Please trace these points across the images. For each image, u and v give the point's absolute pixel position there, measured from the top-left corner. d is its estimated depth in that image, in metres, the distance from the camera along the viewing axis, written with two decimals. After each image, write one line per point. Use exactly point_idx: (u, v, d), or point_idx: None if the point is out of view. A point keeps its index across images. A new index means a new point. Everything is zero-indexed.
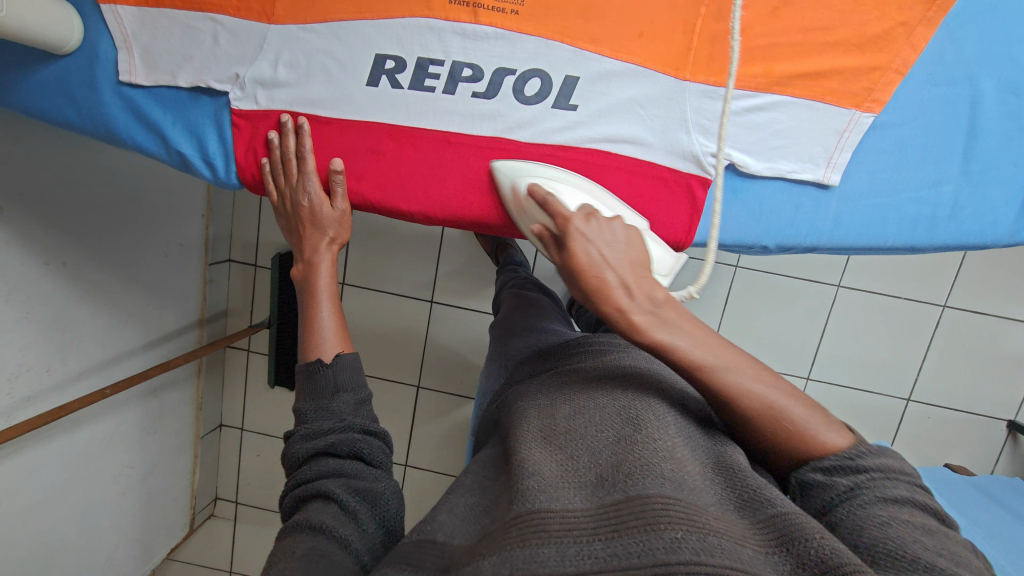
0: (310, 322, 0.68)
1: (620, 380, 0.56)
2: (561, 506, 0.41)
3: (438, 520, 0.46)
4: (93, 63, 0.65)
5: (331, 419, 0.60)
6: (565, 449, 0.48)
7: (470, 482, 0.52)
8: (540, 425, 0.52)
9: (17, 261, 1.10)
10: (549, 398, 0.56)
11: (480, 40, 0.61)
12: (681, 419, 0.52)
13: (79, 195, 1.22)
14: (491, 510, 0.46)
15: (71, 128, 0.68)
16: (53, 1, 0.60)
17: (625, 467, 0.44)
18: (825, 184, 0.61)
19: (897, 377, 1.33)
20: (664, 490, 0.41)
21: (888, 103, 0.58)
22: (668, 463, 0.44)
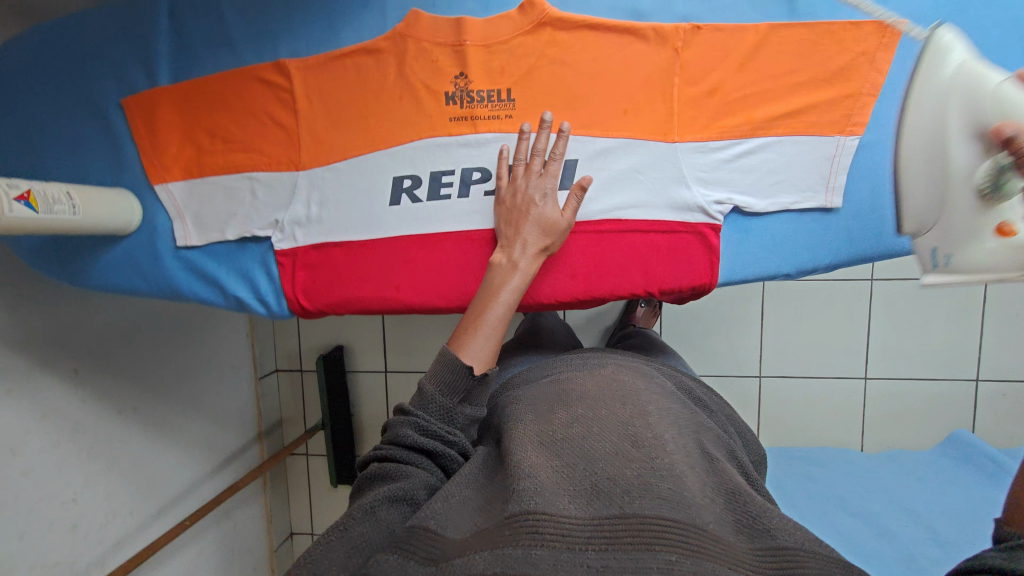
0: (473, 317, 0.64)
1: (622, 396, 0.61)
2: (556, 511, 0.44)
3: (434, 507, 0.48)
4: (153, 235, 0.74)
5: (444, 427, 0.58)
6: (562, 456, 0.52)
7: (470, 470, 0.54)
8: (540, 430, 0.55)
9: (95, 417, 1.19)
10: (550, 403, 0.60)
11: (484, 146, 0.68)
12: (679, 436, 0.56)
13: (139, 341, 1.32)
14: (486, 507, 0.49)
15: (139, 294, 0.77)
16: (114, 193, 0.70)
17: (621, 483, 0.48)
18: (830, 208, 0.64)
19: (956, 359, 1.29)
20: (661, 511, 0.44)
21: (869, 123, 0.62)
22: (666, 482, 0.47)
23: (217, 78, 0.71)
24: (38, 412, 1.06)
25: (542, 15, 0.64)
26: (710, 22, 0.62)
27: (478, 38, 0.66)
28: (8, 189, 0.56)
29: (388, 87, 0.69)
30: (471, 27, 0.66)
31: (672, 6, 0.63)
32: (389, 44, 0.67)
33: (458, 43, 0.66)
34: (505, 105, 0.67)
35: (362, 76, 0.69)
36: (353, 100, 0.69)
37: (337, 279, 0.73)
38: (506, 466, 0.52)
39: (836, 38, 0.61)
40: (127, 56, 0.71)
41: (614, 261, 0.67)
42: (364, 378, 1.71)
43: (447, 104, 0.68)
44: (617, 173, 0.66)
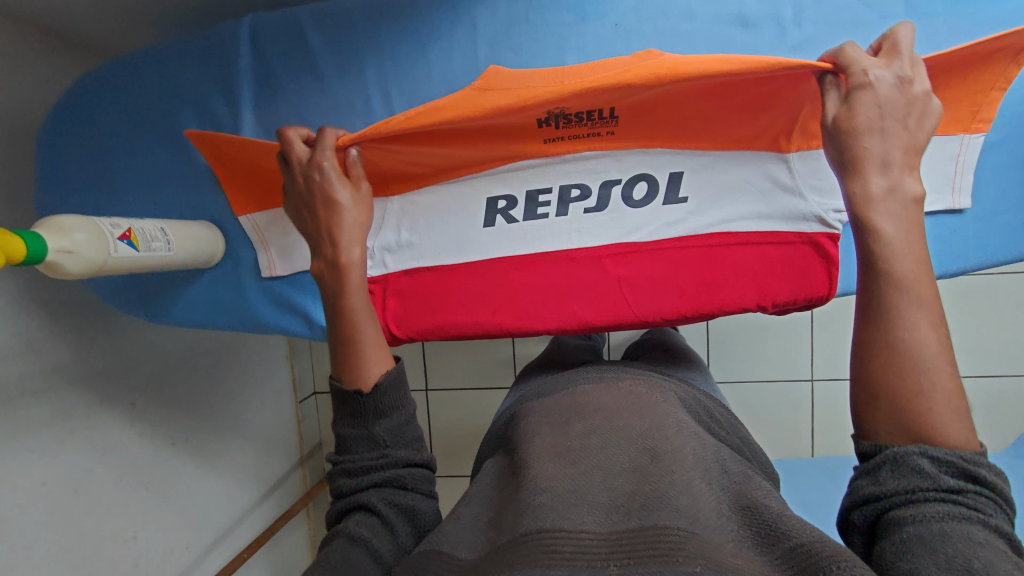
0: (339, 342, 0.58)
1: (639, 406, 0.54)
2: (574, 527, 0.40)
3: (447, 530, 0.46)
4: (237, 267, 0.72)
5: (371, 449, 0.54)
6: (578, 464, 0.47)
7: (481, 492, 0.51)
8: (557, 441, 0.50)
9: (152, 451, 1.16)
10: (565, 416, 0.55)
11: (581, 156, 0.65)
12: (704, 444, 0.50)
13: (190, 371, 1.29)
14: (497, 522, 0.45)
15: (222, 328, 0.75)
16: (201, 226, 0.68)
17: (639, 495, 0.42)
18: (958, 210, 0.61)
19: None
20: (679, 521, 0.39)
21: (997, 121, 0.59)
22: (683, 496, 0.42)
23: (304, 105, 0.69)
24: (99, 450, 1.04)
25: (656, 61, 0.58)
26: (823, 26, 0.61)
27: (567, 85, 0.57)
28: (112, 229, 0.54)
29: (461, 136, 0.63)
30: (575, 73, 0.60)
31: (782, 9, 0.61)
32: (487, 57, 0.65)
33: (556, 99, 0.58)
34: (608, 121, 0.62)
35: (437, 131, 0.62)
36: None
37: (429, 304, 0.71)
38: (519, 480, 0.47)
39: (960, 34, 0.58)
40: (209, 86, 0.70)
41: (726, 276, 0.65)
42: None
43: (540, 128, 0.62)
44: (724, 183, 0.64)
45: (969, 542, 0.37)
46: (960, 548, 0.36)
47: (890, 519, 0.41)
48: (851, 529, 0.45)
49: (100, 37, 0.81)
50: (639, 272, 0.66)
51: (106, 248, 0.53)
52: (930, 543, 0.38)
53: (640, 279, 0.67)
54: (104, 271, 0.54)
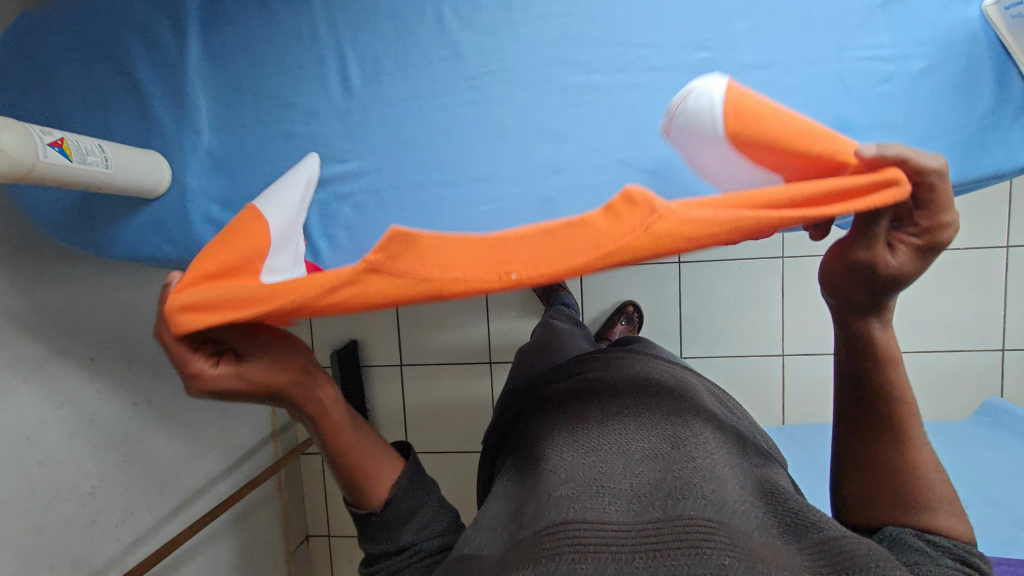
0: None
1: (649, 371, 0.59)
2: (596, 518, 0.39)
3: (472, 531, 0.45)
4: (183, 198, 0.72)
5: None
6: (599, 454, 0.46)
7: (501, 488, 0.50)
8: (570, 421, 0.51)
9: (110, 408, 1.14)
10: (575, 392, 0.56)
11: (525, 80, 0.66)
12: (716, 429, 0.50)
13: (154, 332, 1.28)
14: (520, 511, 0.45)
15: (168, 261, 0.74)
16: (142, 151, 0.67)
17: (665, 488, 0.42)
18: (890, 128, 0.61)
19: (984, 327, 1.29)
20: (707, 512, 0.39)
21: (925, 45, 0.60)
22: (708, 483, 0.42)
23: (253, 32, 0.69)
24: (54, 401, 1.02)
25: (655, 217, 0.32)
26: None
27: (533, 268, 0.34)
28: (43, 135, 0.54)
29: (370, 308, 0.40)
30: (530, 251, 0.34)
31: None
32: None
33: (500, 276, 0.33)
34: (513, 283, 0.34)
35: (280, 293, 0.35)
36: (393, 34, 0.68)
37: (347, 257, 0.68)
38: (534, 459, 0.49)
39: None
40: (152, 12, 0.69)
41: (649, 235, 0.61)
42: None
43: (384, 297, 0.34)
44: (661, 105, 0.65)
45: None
46: None
47: None
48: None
49: None
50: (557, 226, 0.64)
51: (35, 151, 0.52)
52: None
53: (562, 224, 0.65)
54: (33, 175, 0.53)
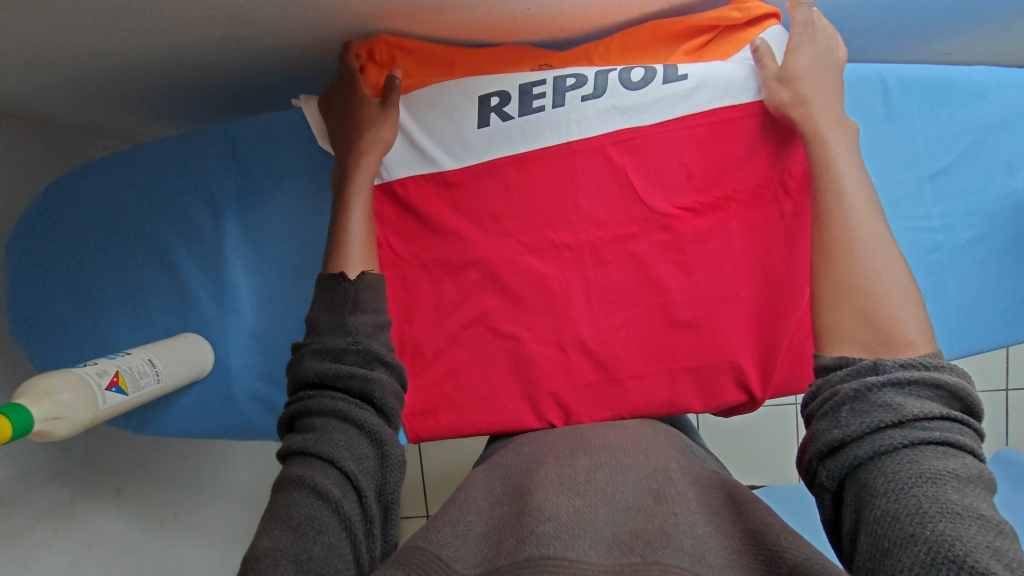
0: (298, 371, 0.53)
1: (644, 447, 0.57)
2: (576, 555, 0.40)
3: (432, 535, 0.45)
4: (228, 378, 0.70)
5: (345, 338, 0.51)
6: (584, 498, 0.47)
7: (472, 495, 0.52)
8: (557, 473, 0.52)
9: (140, 531, 1.13)
10: (571, 448, 0.58)
11: (582, 266, 0.66)
12: (701, 486, 0.52)
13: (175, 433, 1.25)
14: (493, 541, 0.44)
15: (211, 435, 0.72)
16: (189, 346, 0.65)
17: (644, 534, 0.42)
18: (940, 293, 0.62)
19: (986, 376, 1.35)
20: (684, 562, 0.39)
21: (973, 217, 0.61)
22: (687, 537, 0.42)
23: (290, 208, 0.68)
24: (85, 543, 1.01)
25: None
26: (788, 142, 0.63)
27: None
28: (99, 379, 0.52)
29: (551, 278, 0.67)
30: None
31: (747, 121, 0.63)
32: (461, 169, 0.65)
33: None
34: None
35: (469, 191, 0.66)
36: (431, 223, 0.67)
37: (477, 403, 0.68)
38: (522, 503, 0.48)
39: (942, 139, 0.60)
40: (189, 194, 0.68)
41: (740, 324, 0.66)
42: None
43: None
44: (720, 275, 0.65)
45: (949, 517, 0.35)
46: (939, 463, 0.38)
47: (863, 482, 0.40)
48: (816, 486, 0.44)
49: (61, 111, 0.79)
50: (649, 319, 0.66)
51: (95, 403, 0.51)
52: (909, 525, 0.35)
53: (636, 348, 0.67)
54: (95, 423, 0.52)
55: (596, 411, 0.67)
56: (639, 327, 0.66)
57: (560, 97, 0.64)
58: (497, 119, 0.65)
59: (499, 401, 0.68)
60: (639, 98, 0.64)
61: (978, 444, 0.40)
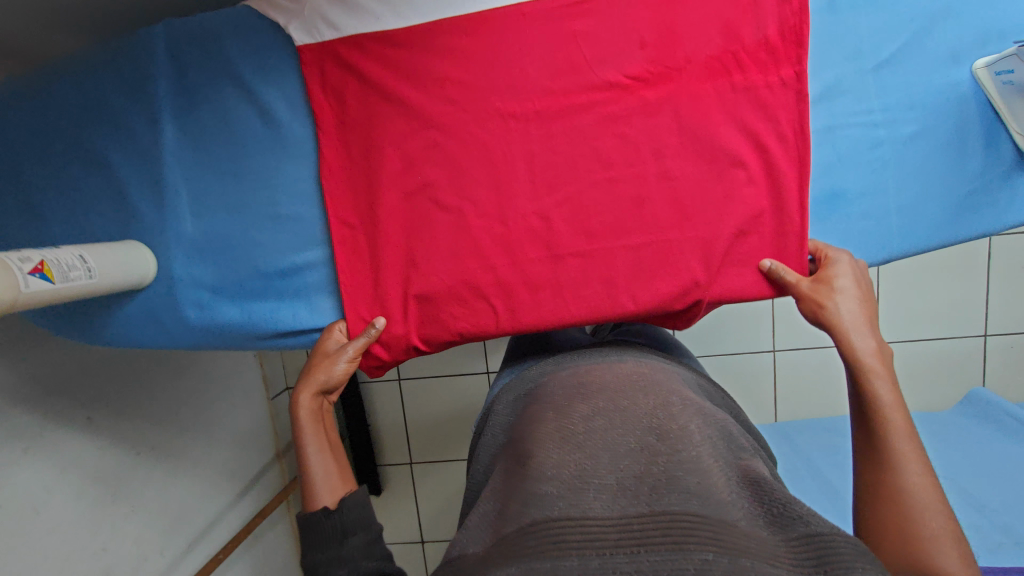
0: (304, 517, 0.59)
1: (642, 383, 0.57)
2: (581, 515, 0.42)
3: (461, 532, 0.48)
4: (171, 286, 0.70)
5: (335, 545, 0.56)
6: (584, 450, 0.48)
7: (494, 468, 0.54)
8: (558, 420, 0.52)
9: (115, 460, 1.16)
10: (567, 390, 0.58)
11: (522, 171, 0.66)
12: (702, 418, 0.52)
13: (143, 367, 1.27)
14: (503, 508, 0.46)
15: (161, 347, 0.72)
16: (127, 252, 0.65)
17: (650, 480, 0.44)
18: (878, 188, 0.61)
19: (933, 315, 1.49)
20: (691, 506, 0.41)
21: (915, 108, 0.60)
22: (692, 477, 0.44)
23: (228, 112, 0.67)
24: (59, 466, 1.04)
25: None
26: (728, 35, 0.61)
27: None
28: (22, 264, 0.52)
29: (491, 181, 0.67)
30: None
31: (687, 17, 0.62)
32: (405, 29, 0.64)
33: None
34: None
35: (413, 71, 0.65)
36: (375, 116, 0.67)
37: (428, 296, 0.70)
38: (525, 465, 0.49)
39: (885, 28, 0.59)
40: (121, 100, 0.67)
41: (678, 225, 0.65)
42: (378, 389, 1.71)
43: None
44: (657, 177, 0.65)
45: None
46: None
47: None
48: None
49: None
50: (589, 214, 0.67)
51: (16, 284, 0.51)
52: None
53: (579, 245, 0.67)
54: (16, 307, 0.51)
55: (538, 309, 0.69)
56: (579, 228, 0.67)
57: None
58: None
59: (444, 297, 0.70)
60: None
61: None
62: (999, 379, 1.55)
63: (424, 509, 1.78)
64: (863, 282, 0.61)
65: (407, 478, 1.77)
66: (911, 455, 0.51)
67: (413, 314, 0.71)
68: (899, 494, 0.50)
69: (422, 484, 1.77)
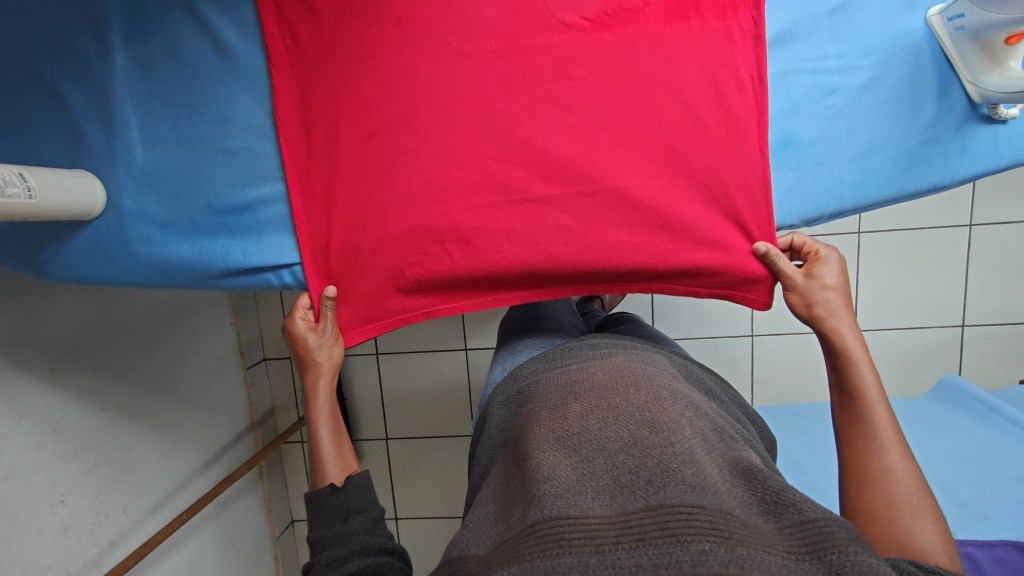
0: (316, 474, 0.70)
1: (634, 379, 0.56)
2: (579, 511, 0.41)
3: (462, 536, 0.47)
4: (120, 219, 0.69)
5: (337, 521, 0.64)
6: (580, 451, 0.47)
7: (493, 476, 0.53)
8: (554, 423, 0.52)
9: (78, 414, 1.15)
10: (561, 391, 0.58)
11: (477, 112, 0.65)
12: (695, 413, 0.52)
13: (112, 323, 1.26)
14: (507, 516, 0.46)
15: (110, 282, 0.72)
16: (74, 178, 0.65)
17: (644, 473, 0.43)
18: (831, 137, 0.61)
19: (906, 302, 1.51)
20: (688, 499, 0.40)
21: (870, 55, 0.59)
22: (687, 468, 0.43)
23: (181, 42, 0.66)
24: (18, 415, 1.02)
25: None
26: None
27: None
28: None
29: (446, 122, 0.66)
30: None
31: None
32: None
33: None
34: None
35: (368, 6, 0.64)
36: (329, 51, 0.66)
37: (380, 240, 0.69)
38: (525, 470, 0.48)
39: None
40: (72, 25, 0.66)
41: (632, 170, 0.65)
42: (356, 362, 1.70)
43: None
44: (613, 122, 0.64)
45: None
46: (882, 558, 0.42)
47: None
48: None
49: None
50: (543, 158, 0.65)
51: None
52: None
53: (533, 190, 0.66)
54: None
55: (490, 254, 0.68)
56: (534, 172, 0.66)
57: None
58: None
59: (394, 241, 0.69)
60: None
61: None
62: (976, 369, 1.55)
63: (398, 485, 1.77)
64: (846, 277, 0.66)
65: (382, 453, 1.76)
66: (894, 438, 0.56)
67: (364, 257, 0.70)
68: (882, 473, 0.54)
69: (397, 460, 1.76)
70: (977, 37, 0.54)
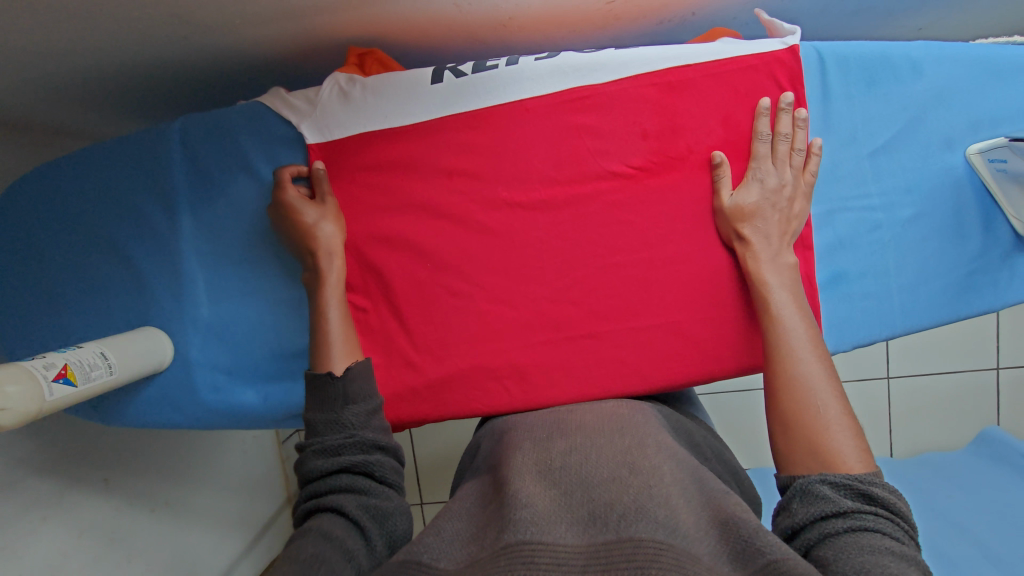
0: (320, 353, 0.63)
1: (623, 424, 0.53)
2: (551, 539, 0.38)
3: (425, 542, 0.43)
4: (188, 368, 0.71)
5: (339, 432, 0.55)
6: (562, 484, 0.45)
7: (462, 500, 0.50)
8: (537, 457, 0.49)
9: (130, 521, 1.16)
10: (548, 430, 0.55)
11: (529, 253, 0.68)
12: (679, 457, 0.48)
13: None
14: (478, 535, 0.42)
15: (178, 427, 0.74)
16: (145, 340, 0.67)
17: (619, 506, 0.40)
18: (881, 268, 0.62)
19: (942, 351, 1.49)
20: (657, 534, 0.37)
21: (913, 193, 0.62)
22: (662, 507, 0.39)
23: (242, 203, 0.70)
24: (75, 532, 1.05)
25: None
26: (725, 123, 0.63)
27: None
28: (47, 371, 0.54)
29: (500, 263, 0.68)
30: None
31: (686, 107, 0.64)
32: (413, 125, 0.67)
33: None
34: None
35: (422, 161, 0.67)
36: (383, 203, 0.69)
37: (443, 376, 0.70)
38: (501, 496, 0.45)
39: (877, 119, 0.61)
40: (140, 193, 0.70)
41: (683, 304, 0.66)
42: None
43: None
44: (662, 258, 0.66)
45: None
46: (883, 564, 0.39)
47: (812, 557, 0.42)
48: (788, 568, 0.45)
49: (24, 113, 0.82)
50: (595, 294, 0.67)
51: (42, 394, 0.52)
52: None
53: (587, 324, 0.68)
54: (42, 414, 0.53)
55: (545, 388, 0.68)
56: (586, 308, 0.68)
57: (514, 58, 0.66)
58: (451, 75, 0.66)
59: (451, 377, 0.70)
60: (591, 58, 0.64)
61: (906, 541, 0.42)
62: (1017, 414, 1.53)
63: None
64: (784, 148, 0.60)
65: None
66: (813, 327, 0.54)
67: (422, 394, 0.71)
68: (805, 385, 0.51)
69: None
70: (1018, 179, 0.58)
